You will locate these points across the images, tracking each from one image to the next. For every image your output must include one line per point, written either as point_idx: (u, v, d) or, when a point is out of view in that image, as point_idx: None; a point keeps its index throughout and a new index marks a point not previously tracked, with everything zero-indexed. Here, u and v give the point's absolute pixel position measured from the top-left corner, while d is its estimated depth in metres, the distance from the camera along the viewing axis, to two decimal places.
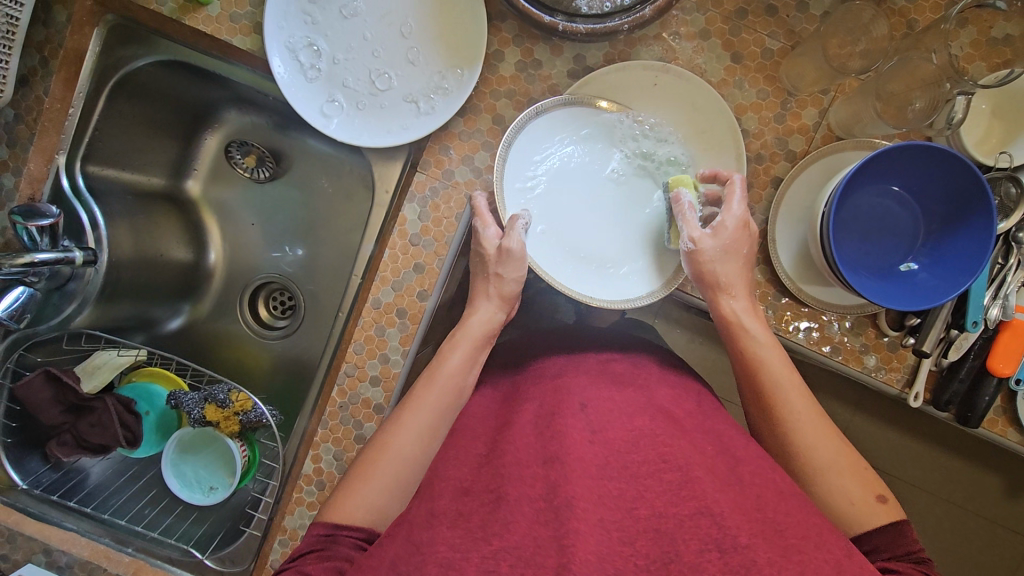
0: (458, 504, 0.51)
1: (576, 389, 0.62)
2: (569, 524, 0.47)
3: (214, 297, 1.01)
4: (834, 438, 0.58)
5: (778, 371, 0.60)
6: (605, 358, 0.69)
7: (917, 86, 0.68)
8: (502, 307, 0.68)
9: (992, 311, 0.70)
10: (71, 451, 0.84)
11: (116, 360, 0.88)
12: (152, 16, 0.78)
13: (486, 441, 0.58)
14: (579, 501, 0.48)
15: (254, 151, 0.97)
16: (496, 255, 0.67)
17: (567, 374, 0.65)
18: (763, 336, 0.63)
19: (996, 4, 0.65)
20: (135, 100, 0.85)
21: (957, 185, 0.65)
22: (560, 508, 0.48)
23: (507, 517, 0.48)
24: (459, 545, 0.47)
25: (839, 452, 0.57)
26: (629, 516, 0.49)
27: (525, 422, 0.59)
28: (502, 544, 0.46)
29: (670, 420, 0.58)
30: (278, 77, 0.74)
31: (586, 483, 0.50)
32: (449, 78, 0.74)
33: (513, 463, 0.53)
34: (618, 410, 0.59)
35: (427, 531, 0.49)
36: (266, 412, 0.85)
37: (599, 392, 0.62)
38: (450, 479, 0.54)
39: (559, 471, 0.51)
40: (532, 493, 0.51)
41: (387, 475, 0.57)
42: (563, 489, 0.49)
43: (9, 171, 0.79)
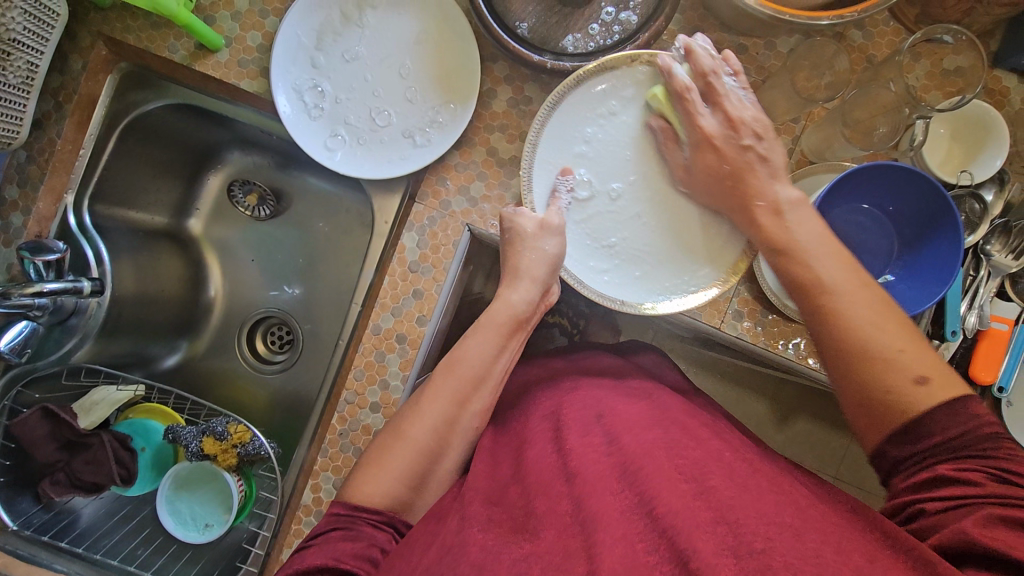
0: (489, 513, 0.53)
1: (591, 402, 0.64)
2: (596, 534, 0.48)
3: (213, 333, 1.03)
4: (886, 324, 0.54)
5: (820, 260, 0.58)
6: (616, 373, 0.71)
7: (880, 113, 0.74)
8: (535, 285, 0.67)
9: (968, 319, 0.73)
10: (64, 490, 0.82)
11: (114, 396, 0.88)
12: (163, 63, 0.83)
13: (511, 463, 0.60)
14: (602, 513, 0.50)
15: (256, 190, 1.01)
16: (534, 230, 0.68)
17: (582, 387, 0.67)
18: (807, 238, 0.60)
19: (943, 38, 0.72)
20: (144, 142, 0.88)
21: (927, 204, 0.69)
22: (585, 520, 0.50)
23: (538, 526, 0.51)
24: (491, 547, 0.49)
25: (890, 336, 0.53)
26: (650, 519, 0.49)
27: (541, 438, 0.60)
28: (533, 548, 0.49)
29: (685, 431, 0.59)
30: (284, 116, 0.78)
31: (607, 499, 0.51)
32: (443, 113, 0.79)
33: (539, 482, 0.55)
34: (635, 421, 0.60)
35: (458, 532, 0.51)
36: (265, 444, 0.85)
37: (614, 403, 0.63)
38: (476, 489, 0.56)
39: (581, 485, 0.53)
40: (558, 508, 0.52)
41: (411, 456, 0.59)
42: (586, 504, 0.51)
43: (20, 210, 0.82)
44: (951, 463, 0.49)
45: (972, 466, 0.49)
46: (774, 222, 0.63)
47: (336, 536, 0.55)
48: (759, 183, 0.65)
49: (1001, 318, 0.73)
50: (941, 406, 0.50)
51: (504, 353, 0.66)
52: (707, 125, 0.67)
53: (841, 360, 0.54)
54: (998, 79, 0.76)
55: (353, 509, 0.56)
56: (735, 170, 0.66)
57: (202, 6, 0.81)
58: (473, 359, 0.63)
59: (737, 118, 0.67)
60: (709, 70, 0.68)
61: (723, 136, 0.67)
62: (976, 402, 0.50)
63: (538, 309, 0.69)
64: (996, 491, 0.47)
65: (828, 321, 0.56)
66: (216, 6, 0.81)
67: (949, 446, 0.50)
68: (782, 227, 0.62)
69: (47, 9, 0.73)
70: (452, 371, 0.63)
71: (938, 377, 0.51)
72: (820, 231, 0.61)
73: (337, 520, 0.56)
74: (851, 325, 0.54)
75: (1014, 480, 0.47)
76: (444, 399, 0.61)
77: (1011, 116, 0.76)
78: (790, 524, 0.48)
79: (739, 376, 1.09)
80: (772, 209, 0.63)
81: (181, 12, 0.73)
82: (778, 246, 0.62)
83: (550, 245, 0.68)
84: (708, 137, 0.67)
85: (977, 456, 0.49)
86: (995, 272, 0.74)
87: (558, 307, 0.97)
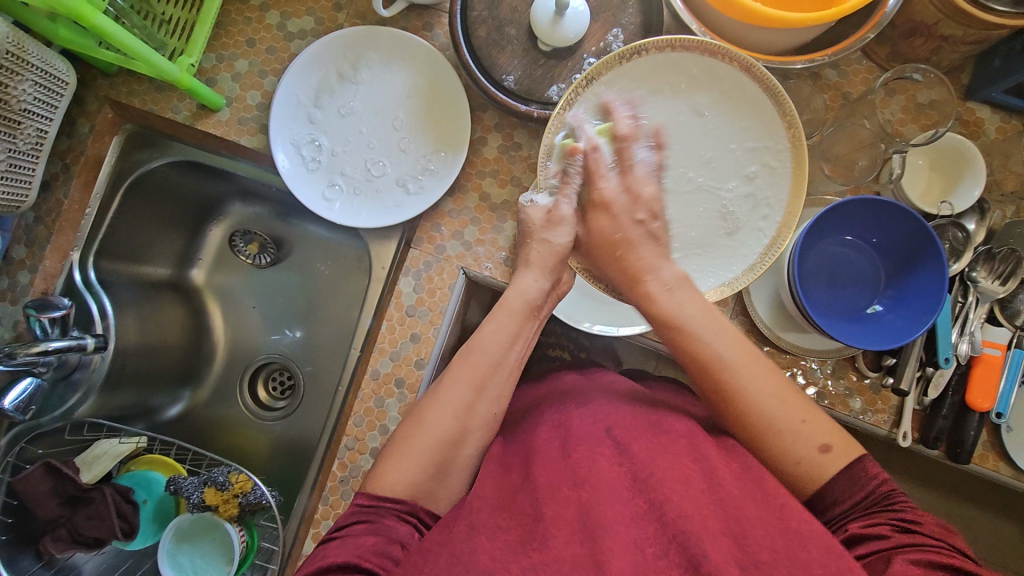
0: (497, 519, 0.53)
1: (601, 412, 0.63)
2: (603, 542, 0.49)
3: (215, 381, 1.04)
4: (784, 398, 0.57)
5: (711, 338, 0.59)
6: (619, 383, 0.72)
7: (859, 148, 0.78)
8: (544, 275, 0.68)
9: (960, 347, 0.74)
10: (65, 547, 0.81)
11: (116, 448, 0.88)
12: (167, 123, 0.87)
13: (519, 469, 0.59)
14: (612, 524, 0.50)
15: (257, 239, 1.04)
16: (544, 222, 0.69)
17: (591, 397, 0.66)
18: (695, 314, 0.61)
19: (913, 76, 0.76)
20: (147, 198, 0.91)
21: (906, 234, 0.71)
22: (594, 529, 0.50)
23: (547, 534, 0.51)
24: (500, 556, 0.49)
25: (790, 409, 0.56)
26: (659, 523, 0.51)
27: (548, 448, 0.59)
28: (543, 557, 0.49)
29: (695, 441, 0.59)
30: (282, 169, 0.81)
31: (615, 504, 0.52)
32: (434, 160, 0.82)
33: (548, 488, 0.54)
34: (639, 431, 0.60)
35: (468, 543, 0.50)
36: (267, 493, 0.84)
37: (624, 416, 0.63)
38: (485, 497, 0.56)
39: (590, 493, 0.53)
40: (567, 513, 0.52)
41: (408, 494, 0.57)
42: (597, 512, 0.51)
43: (26, 268, 0.83)
44: (859, 521, 0.53)
45: (877, 518, 0.52)
46: (665, 298, 0.62)
47: (358, 529, 0.54)
48: (644, 261, 0.65)
49: (993, 344, 0.74)
50: (842, 471, 0.54)
51: (517, 343, 0.66)
52: (606, 188, 0.66)
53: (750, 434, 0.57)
54: (972, 111, 0.79)
55: (377, 499, 0.56)
56: (620, 241, 0.66)
57: (204, 69, 0.85)
58: (490, 343, 0.64)
59: (637, 190, 0.66)
60: (624, 136, 0.66)
61: (623, 204, 0.66)
62: (867, 461, 0.54)
63: (549, 298, 0.70)
64: (903, 539, 0.50)
65: (727, 400, 0.57)
66: (217, 69, 0.85)
67: (852, 506, 0.53)
68: (675, 305, 0.62)
69: (57, 79, 0.77)
70: (465, 357, 0.63)
71: (838, 443, 0.55)
72: (705, 307, 0.61)
73: (360, 513, 0.56)
74: (762, 414, 0.56)
75: (914, 528, 0.51)
76: (462, 384, 0.62)
77: (986, 147, 0.79)
78: (798, 531, 0.49)
79: None
80: (661, 284, 0.63)
81: (184, 77, 0.77)
82: (670, 325, 0.61)
83: (558, 236, 0.68)
84: (600, 201, 0.67)
85: (879, 510, 0.53)
86: (983, 298, 0.75)
87: (558, 340, 0.96)
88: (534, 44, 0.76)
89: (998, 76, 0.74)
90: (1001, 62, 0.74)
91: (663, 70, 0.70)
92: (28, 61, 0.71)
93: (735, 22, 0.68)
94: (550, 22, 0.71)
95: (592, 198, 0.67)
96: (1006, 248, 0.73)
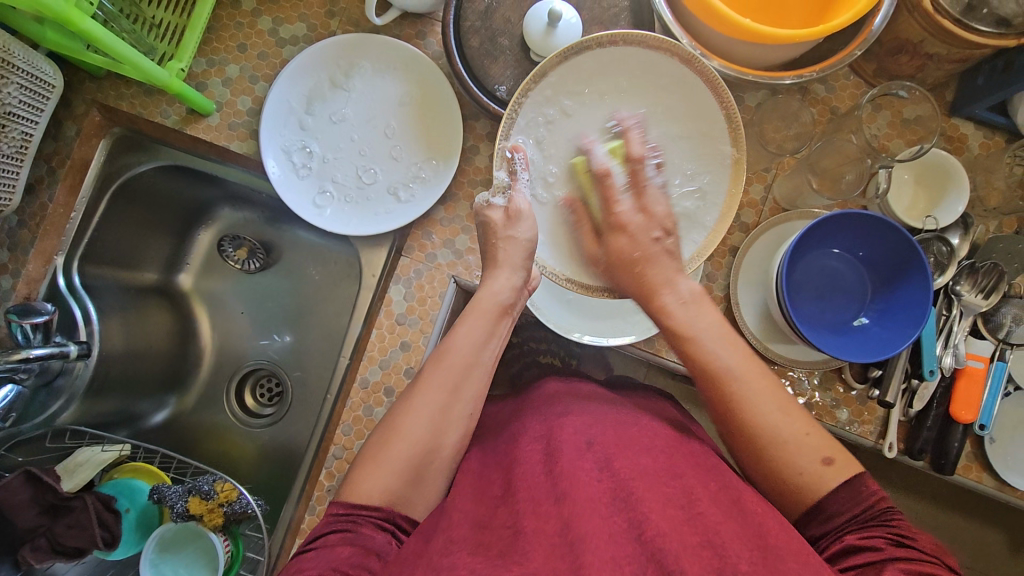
0: (479, 536, 0.54)
1: (586, 425, 0.63)
2: (584, 555, 0.48)
3: (201, 388, 1.02)
4: (787, 410, 0.56)
5: (716, 347, 0.59)
6: (601, 394, 0.72)
7: (847, 162, 0.79)
8: (518, 271, 0.68)
9: (945, 359, 0.75)
10: (45, 556, 0.79)
11: (99, 456, 0.86)
12: (156, 127, 0.86)
13: (501, 480, 0.60)
14: (591, 536, 0.50)
15: (246, 244, 1.03)
16: (504, 220, 0.68)
17: (573, 411, 0.66)
18: (707, 327, 0.61)
19: (900, 92, 0.77)
20: (135, 203, 0.90)
21: (892, 247, 0.71)
22: (573, 542, 0.50)
23: (526, 547, 0.51)
24: (479, 570, 0.49)
25: (795, 420, 0.56)
26: (637, 543, 0.50)
27: (531, 458, 0.60)
28: (522, 571, 0.48)
29: (674, 455, 0.60)
30: (273, 176, 0.80)
31: (595, 520, 0.52)
32: (426, 168, 0.82)
33: (528, 501, 0.55)
34: (619, 445, 0.60)
35: (446, 557, 0.51)
36: (252, 502, 0.83)
37: (605, 429, 0.62)
38: (464, 513, 0.56)
39: (570, 506, 0.53)
40: (546, 528, 0.52)
41: (384, 500, 0.57)
42: (575, 525, 0.51)
43: (8, 273, 0.82)
44: (856, 532, 0.52)
45: (874, 530, 0.51)
46: (683, 311, 0.62)
47: (335, 538, 0.54)
48: (664, 276, 0.64)
49: (976, 356, 0.75)
50: (844, 487, 0.53)
51: (493, 341, 0.67)
52: (621, 212, 0.66)
53: (754, 443, 0.56)
54: (956, 127, 0.81)
55: (353, 508, 0.56)
56: (643, 258, 0.65)
57: (195, 73, 0.84)
58: (463, 346, 0.64)
59: (652, 210, 0.66)
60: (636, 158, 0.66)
61: (639, 225, 0.66)
62: (867, 478, 0.54)
63: (523, 294, 0.70)
64: (898, 553, 0.49)
65: (728, 412, 0.57)
66: (208, 73, 0.84)
67: (852, 518, 0.53)
68: (688, 317, 0.62)
69: (43, 82, 0.76)
70: (441, 362, 0.63)
71: (841, 456, 0.55)
72: (719, 319, 0.62)
73: (336, 521, 0.55)
74: (767, 429, 0.55)
75: (909, 543, 0.50)
76: (437, 389, 0.62)
77: (970, 162, 0.80)
78: (772, 544, 0.50)
79: None
80: (678, 299, 0.63)
81: (173, 81, 0.77)
82: (680, 335, 0.61)
83: (522, 231, 0.68)
84: (617, 222, 0.66)
85: (877, 524, 0.52)
86: (966, 311, 0.76)
87: (549, 347, 0.95)
88: (527, 55, 0.76)
89: (982, 93, 0.75)
90: (984, 80, 0.75)
91: (597, 70, 0.70)
92: (15, 64, 0.70)
93: (724, 37, 0.69)
94: (543, 33, 0.71)
95: (608, 220, 0.67)
96: (989, 263, 0.75)
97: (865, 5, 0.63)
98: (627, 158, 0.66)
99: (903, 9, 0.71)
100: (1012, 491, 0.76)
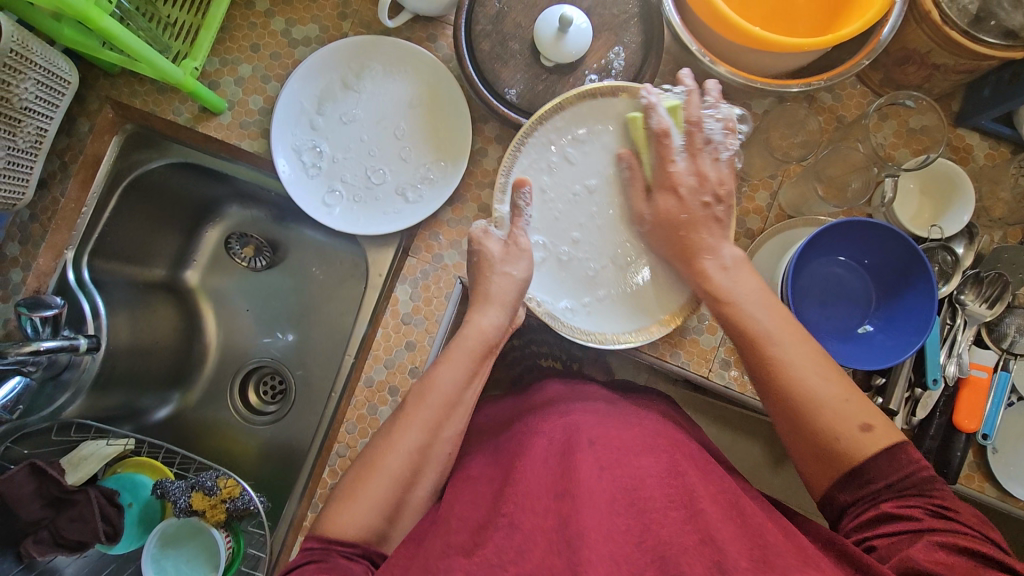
0: (476, 537, 0.53)
1: (585, 427, 0.63)
2: (581, 552, 0.49)
3: (205, 384, 1.03)
4: (829, 375, 0.57)
5: (758, 314, 0.60)
6: (603, 397, 0.72)
7: (851, 170, 0.79)
8: (505, 310, 0.68)
9: (948, 368, 0.75)
10: (47, 550, 0.79)
11: (104, 450, 0.86)
12: (168, 124, 0.87)
13: (499, 476, 0.61)
14: (590, 531, 0.51)
15: (253, 242, 1.03)
16: (502, 254, 0.69)
17: (574, 413, 0.66)
18: (748, 291, 0.62)
19: (906, 102, 0.77)
20: (145, 200, 0.91)
21: (897, 255, 0.72)
22: (571, 538, 0.50)
23: (521, 546, 0.51)
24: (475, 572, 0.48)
25: (835, 385, 0.56)
26: (637, 548, 0.51)
27: (534, 455, 0.60)
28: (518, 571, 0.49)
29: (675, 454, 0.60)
30: (283, 175, 0.81)
31: (596, 517, 0.52)
32: (434, 169, 0.83)
33: (527, 496, 0.55)
34: (623, 445, 0.60)
35: (443, 560, 0.50)
36: (255, 499, 0.84)
37: (607, 429, 0.63)
38: (464, 518, 0.56)
39: (571, 504, 0.53)
40: (545, 525, 0.53)
41: (361, 536, 0.56)
42: (575, 521, 0.52)
43: (19, 266, 0.83)
44: (892, 501, 0.52)
45: (911, 501, 0.51)
46: (720, 274, 0.64)
47: (312, 567, 0.52)
48: (710, 240, 0.66)
49: (980, 365, 0.76)
50: (881, 452, 0.53)
51: (473, 381, 0.66)
52: (675, 171, 0.67)
53: (791, 404, 0.56)
54: (961, 137, 0.81)
55: (327, 541, 0.55)
56: (692, 219, 0.67)
57: (208, 72, 0.85)
58: (444, 386, 0.63)
59: (707, 173, 0.67)
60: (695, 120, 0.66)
61: (692, 186, 0.67)
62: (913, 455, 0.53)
63: (507, 332, 0.70)
64: (934, 525, 0.49)
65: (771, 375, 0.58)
66: (220, 72, 0.85)
67: (888, 487, 0.52)
68: (727, 281, 0.64)
69: (59, 78, 0.77)
70: (423, 399, 0.62)
71: (881, 424, 0.54)
72: (760, 285, 0.63)
73: (311, 554, 0.54)
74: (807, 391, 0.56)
75: (950, 515, 0.50)
76: (418, 426, 0.61)
77: (975, 172, 0.81)
78: (771, 543, 0.51)
79: (729, 420, 1.09)
80: (719, 264, 0.65)
81: (187, 80, 0.77)
82: (719, 298, 0.63)
83: (518, 269, 0.68)
84: (671, 180, 0.67)
85: (914, 493, 0.52)
86: (971, 320, 0.76)
87: (550, 350, 0.94)
88: (537, 59, 0.77)
89: (988, 104, 0.76)
90: (990, 91, 0.76)
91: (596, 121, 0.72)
92: (32, 60, 0.71)
93: (733, 44, 0.69)
94: (553, 38, 0.72)
95: (660, 178, 0.68)
96: (993, 272, 0.75)
97: (874, 15, 0.63)
98: (687, 120, 0.67)
99: (910, 19, 0.71)
100: (1015, 502, 0.76)
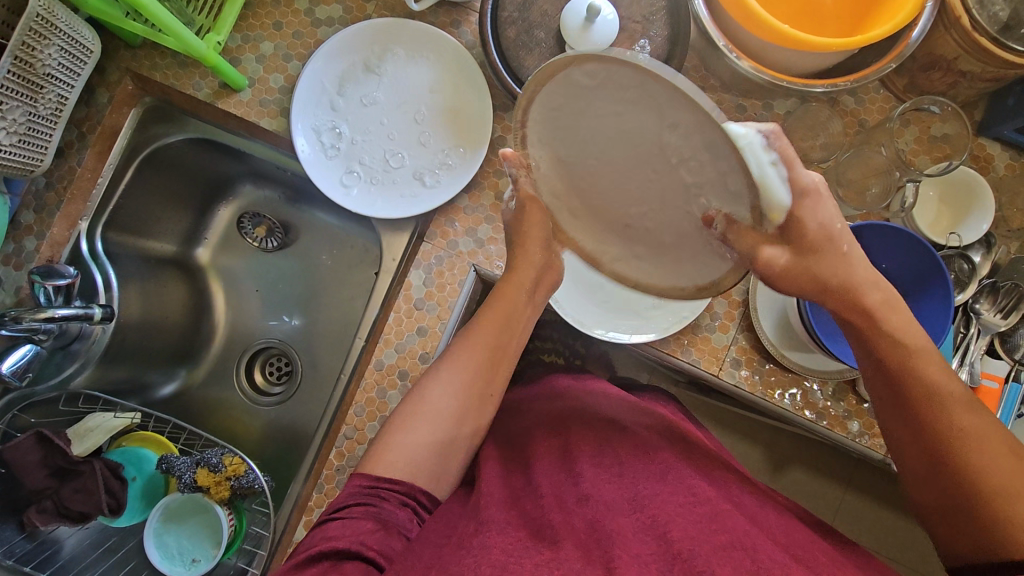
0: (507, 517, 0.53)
1: (603, 433, 0.63)
2: (612, 551, 0.48)
3: (211, 362, 1.03)
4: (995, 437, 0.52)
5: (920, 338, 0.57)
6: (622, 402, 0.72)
7: (872, 175, 0.80)
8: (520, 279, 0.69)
9: (961, 375, 0.75)
10: (51, 519, 0.80)
11: (110, 423, 0.85)
12: (187, 99, 0.87)
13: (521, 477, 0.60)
14: (618, 534, 0.50)
15: (265, 222, 1.03)
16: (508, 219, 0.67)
17: (595, 418, 0.66)
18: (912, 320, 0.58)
19: (931, 107, 0.78)
20: (162, 173, 0.91)
21: (920, 259, 0.71)
22: (602, 538, 0.50)
23: (556, 535, 0.50)
24: (509, 551, 0.48)
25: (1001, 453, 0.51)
26: (663, 540, 0.50)
27: (552, 459, 0.61)
28: (550, 556, 0.47)
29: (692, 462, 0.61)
30: (302, 155, 0.81)
31: (622, 520, 0.52)
32: (453, 156, 0.83)
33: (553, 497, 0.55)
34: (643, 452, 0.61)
35: (478, 536, 0.50)
36: (260, 477, 0.83)
37: (627, 437, 0.63)
38: (491, 496, 0.56)
39: (595, 507, 0.53)
40: (573, 522, 0.52)
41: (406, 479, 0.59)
42: (602, 524, 0.51)
43: (33, 234, 0.83)
44: None
45: None
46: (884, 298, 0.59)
47: (358, 509, 0.55)
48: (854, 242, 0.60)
49: (991, 375, 0.76)
50: None
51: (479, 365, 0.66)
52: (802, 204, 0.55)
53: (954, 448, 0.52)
54: (983, 147, 0.81)
55: (378, 481, 0.58)
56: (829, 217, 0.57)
57: (230, 48, 0.85)
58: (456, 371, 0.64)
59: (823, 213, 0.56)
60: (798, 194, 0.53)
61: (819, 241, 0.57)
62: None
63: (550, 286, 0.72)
64: None
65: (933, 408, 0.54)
66: (242, 49, 0.85)
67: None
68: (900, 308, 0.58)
69: (82, 46, 0.76)
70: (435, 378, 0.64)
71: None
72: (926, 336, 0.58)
73: (360, 492, 0.57)
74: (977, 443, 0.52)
75: None
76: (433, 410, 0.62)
77: (995, 182, 0.80)
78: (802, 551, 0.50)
79: (733, 421, 1.09)
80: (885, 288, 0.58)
81: (210, 54, 0.77)
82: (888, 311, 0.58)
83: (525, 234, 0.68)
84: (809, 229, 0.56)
85: None
86: (985, 330, 0.76)
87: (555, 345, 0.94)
88: (562, 49, 0.76)
89: (1011, 114, 0.75)
90: (1014, 101, 0.75)
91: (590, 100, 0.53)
92: (56, 26, 0.70)
93: (762, 41, 0.69)
94: (581, 28, 0.72)
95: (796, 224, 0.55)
96: (1010, 283, 0.75)
97: (905, 18, 0.63)
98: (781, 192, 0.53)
99: (940, 25, 0.70)
100: None
